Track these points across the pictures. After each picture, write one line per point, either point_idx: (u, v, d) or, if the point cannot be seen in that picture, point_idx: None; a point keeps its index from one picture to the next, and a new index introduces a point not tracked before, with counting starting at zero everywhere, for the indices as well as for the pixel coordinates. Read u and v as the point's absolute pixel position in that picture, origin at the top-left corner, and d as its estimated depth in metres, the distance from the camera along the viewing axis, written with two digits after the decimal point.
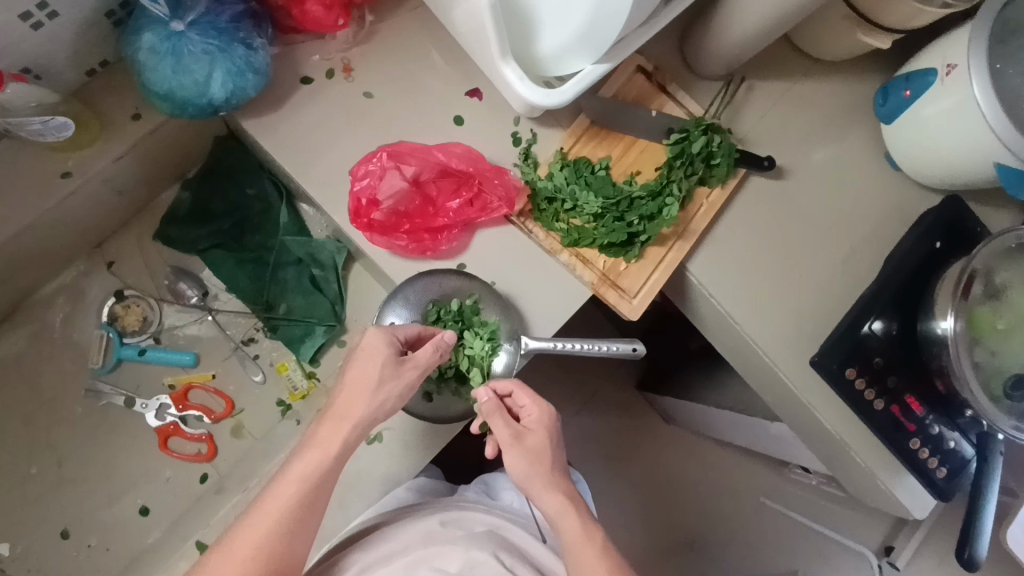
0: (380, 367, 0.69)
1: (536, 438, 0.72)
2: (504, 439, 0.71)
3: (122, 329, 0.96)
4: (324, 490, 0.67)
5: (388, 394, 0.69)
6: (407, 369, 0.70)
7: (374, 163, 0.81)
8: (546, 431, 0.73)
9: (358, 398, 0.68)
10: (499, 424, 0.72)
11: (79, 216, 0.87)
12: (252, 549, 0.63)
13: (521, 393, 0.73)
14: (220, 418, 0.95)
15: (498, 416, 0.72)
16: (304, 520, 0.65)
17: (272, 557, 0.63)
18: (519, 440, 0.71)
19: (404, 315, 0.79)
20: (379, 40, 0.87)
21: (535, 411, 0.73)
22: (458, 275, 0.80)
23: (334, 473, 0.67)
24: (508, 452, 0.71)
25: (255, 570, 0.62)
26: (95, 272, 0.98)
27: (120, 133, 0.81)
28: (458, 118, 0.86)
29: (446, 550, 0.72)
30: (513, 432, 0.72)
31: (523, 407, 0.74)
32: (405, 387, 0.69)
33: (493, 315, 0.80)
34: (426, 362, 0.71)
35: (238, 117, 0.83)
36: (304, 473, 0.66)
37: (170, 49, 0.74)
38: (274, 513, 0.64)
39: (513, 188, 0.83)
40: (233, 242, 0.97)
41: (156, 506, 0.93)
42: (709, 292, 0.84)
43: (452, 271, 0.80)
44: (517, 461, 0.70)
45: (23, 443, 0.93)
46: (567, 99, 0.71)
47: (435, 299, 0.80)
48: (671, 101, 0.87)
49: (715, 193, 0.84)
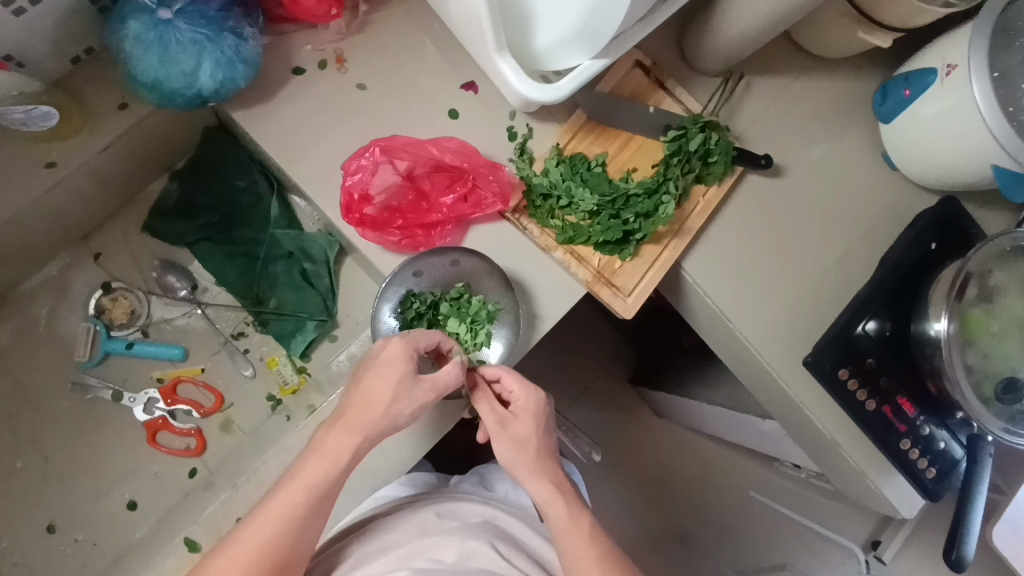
0: (396, 382, 0.67)
1: (522, 426, 0.71)
2: (490, 425, 0.71)
3: (109, 322, 0.95)
4: (330, 498, 0.66)
5: (399, 411, 0.68)
6: (422, 389, 0.68)
7: (366, 158, 0.80)
8: (533, 417, 0.71)
9: (369, 408, 0.67)
10: (485, 410, 0.71)
11: (64, 206, 0.85)
12: (253, 553, 0.63)
13: (509, 379, 0.71)
14: (209, 413, 0.94)
15: (485, 402, 0.71)
16: (305, 521, 0.65)
17: (275, 559, 0.63)
18: (505, 427, 0.71)
19: (430, 273, 0.80)
20: (372, 31, 0.85)
21: (523, 397, 0.71)
22: (453, 260, 0.79)
23: (340, 479, 0.67)
24: (495, 438, 0.71)
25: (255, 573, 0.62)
26: (81, 263, 0.96)
27: (106, 123, 0.79)
28: (453, 111, 0.85)
29: (441, 541, 0.71)
30: (498, 420, 0.71)
31: (511, 392, 0.71)
32: (415, 407, 0.68)
33: (501, 327, 0.80)
34: (443, 386, 0.69)
35: (228, 109, 0.82)
36: (309, 483, 0.65)
37: (156, 38, 0.72)
38: (278, 519, 0.64)
39: (507, 184, 0.82)
40: (222, 235, 0.96)
41: (145, 501, 0.92)
42: (703, 291, 0.84)
43: (461, 250, 0.78)
44: (503, 448, 0.70)
45: (10, 435, 0.92)
46: (563, 95, 0.70)
47: (469, 283, 0.81)
48: (668, 97, 0.86)
49: (712, 191, 0.84)
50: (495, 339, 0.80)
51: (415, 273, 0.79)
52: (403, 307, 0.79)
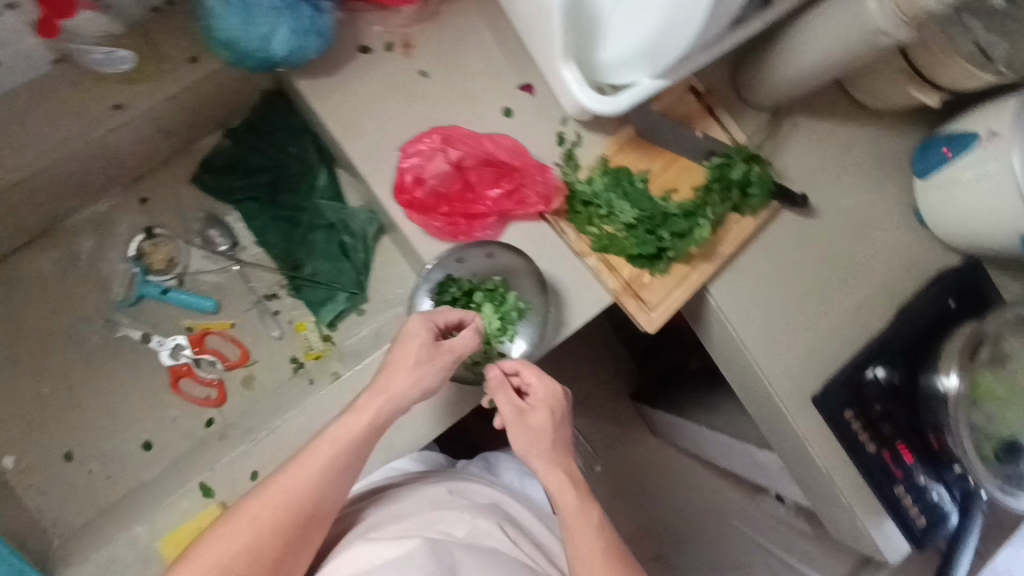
0: (417, 354, 0.70)
1: (539, 417, 0.73)
2: (507, 415, 0.73)
3: (148, 266, 0.97)
4: (358, 456, 0.69)
5: (422, 375, 0.70)
6: (443, 352, 0.71)
7: (425, 143, 0.84)
8: (550, 409, 0.74)
9: (397, 375, 0.70)
10: (503, 401, 0.73)
11: (122, 148, 0.88)
12: (281, 501, 0.65)
13: (528, 372, 0.73)
14: (233, 366, 0.96)
15: (503, 393, 0.73)
16: (335, 476, 0.68)
17: (302, 507, 0.66)
18: (522, 417, 0.73)
19: (472, 262, 0.83)
20: (441, 22, 0.88)
21: (541, 390, 0.73)
22: (488, 253, 0.83)
23: (368, 440, 0.69)
24: (511, 427, 0.73)
25: (283, 518, 0.65)
26: (127, 206, 0.99)
27: (176, 74, 0.81)
28: (508, 109, 0.87)
29: (451, 516, 0.73)
30: (516, 409, 0.73)
31: (529, 385, 0.74)
32: (438, 370, 0.70)
33: (527, 328, 0.82)
34: (461, 349, 0.71)
35: (294, 76, 0.84)
36: (337, 439, 0.68)
37: (239, 0, 0.74)
38: (307, 470, 0.67)
39: (552, 186, 0.85)
40: (268, 198, 0.98)
41: (160, 444, 0.95)
42: (725, 317, 0.86)
43: (502, 245, 0.82)
44: (518, 437, 0.73)
45: (36, 362, 0.94)
46: (620, 109, 0.73)
47: (507, 279, 0.83)
48: (716, 125, 0.89)
49: (746, 221, 0.87)
50: (520, 339, 0.82)
51: (458, 259, 0.82)
52: (439, 290, 0.82)
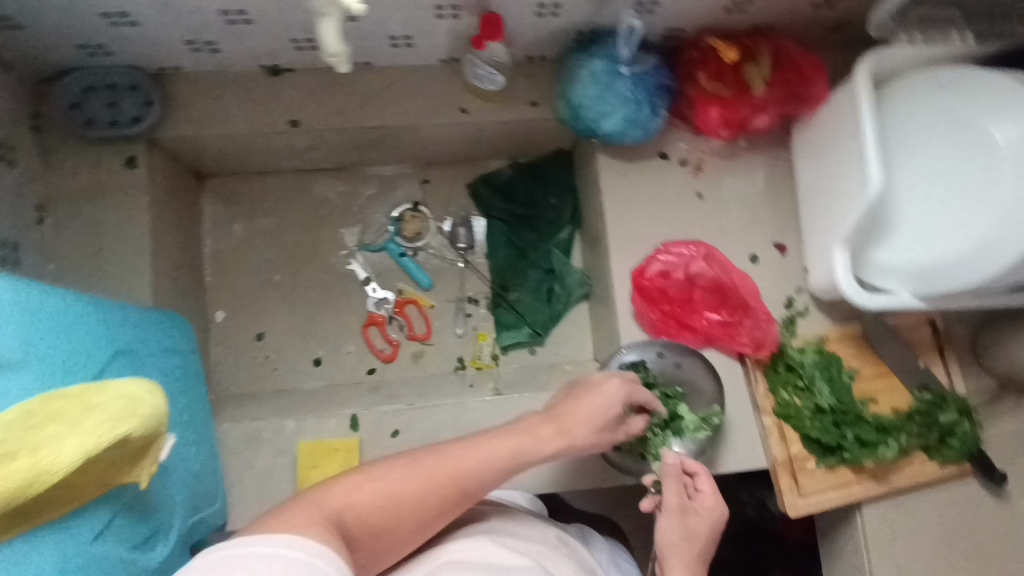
0: (608, 414, 0.74)
1: (698, 523, 0.72)
2: (669, 505, 0.72)
3: (400, 230, 1.13)
4: (515, 470, 0.68)
5: (600, 437, 0.74)
6: (620, 429, 0.77)
7: (685, 249, 0.93)
8: (711, 523, 0.72)
9: (584, 424, 0.73)
10: (672, 491, 0.73)
11: (441, 139, 1.07)
12: (448, 468, 0.63)
13: (703, 478, 0.75)
14: (414, 338, 1.10)
15: (675, 483, 0.73)
16: (496, 476, 0.66)
17: (457, 485, 0.63)
18: (682, 514, 0.72)
19: (667, 362, 0.89)
20: (736, 163, 0.98)
21: (710, 501, 0.73)
22: (680, 363, 0.89)
23: (534, 463, 0.69)
24: (667, 517, 0.72)
25: (439, 483, 0.62)
26: (409, 178, 1.18)
27: (515, 109, 0.99)
28: (755, 257, 0.95)
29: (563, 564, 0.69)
30: (680, 504, 0.73)
31: (700, 491, 0.74)
32: (610, 441, 0.75)
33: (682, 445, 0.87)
34: (633, 432, 0.78)
35: (599, 150, 0.98)
36: (514, 447, 0.68)
37: (605, 82, 0.89)
38: (478, 456, 0.65)
39: (769, 338, 0.89)
40: (514, 223, 1.13)
41: (329, 365, 1.11)
42: (865, 549, 0.86)
43: (699, 360, 0.89)
44: (669, 529, 0.71)
45: (287, 258, 1.15)
46: (872, 306, 0.77)
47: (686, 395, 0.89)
48: (939, 365, 0.90)
49: (930, 466, 0.86)
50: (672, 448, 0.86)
51: (658, 352, 0.89)
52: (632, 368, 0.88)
